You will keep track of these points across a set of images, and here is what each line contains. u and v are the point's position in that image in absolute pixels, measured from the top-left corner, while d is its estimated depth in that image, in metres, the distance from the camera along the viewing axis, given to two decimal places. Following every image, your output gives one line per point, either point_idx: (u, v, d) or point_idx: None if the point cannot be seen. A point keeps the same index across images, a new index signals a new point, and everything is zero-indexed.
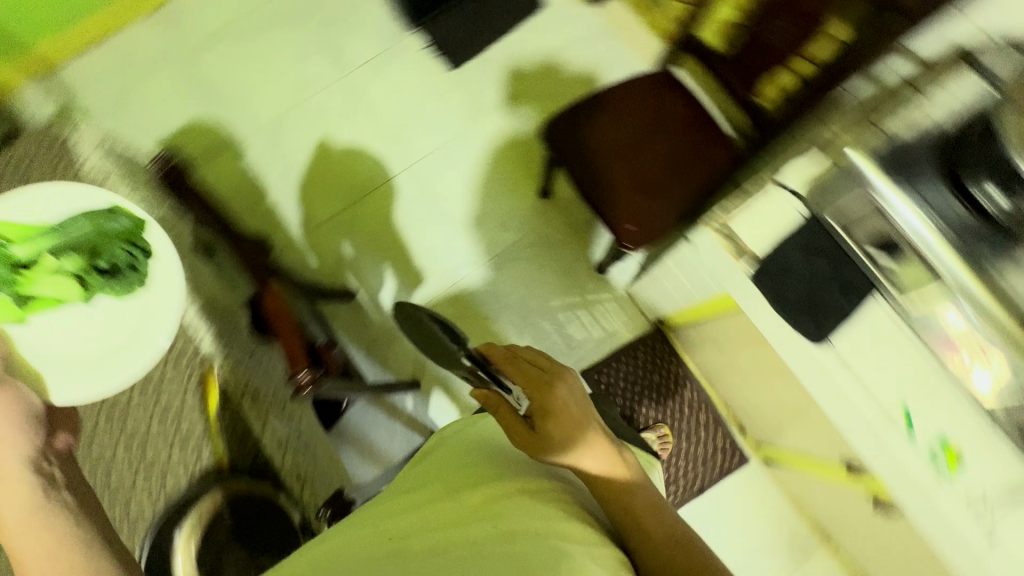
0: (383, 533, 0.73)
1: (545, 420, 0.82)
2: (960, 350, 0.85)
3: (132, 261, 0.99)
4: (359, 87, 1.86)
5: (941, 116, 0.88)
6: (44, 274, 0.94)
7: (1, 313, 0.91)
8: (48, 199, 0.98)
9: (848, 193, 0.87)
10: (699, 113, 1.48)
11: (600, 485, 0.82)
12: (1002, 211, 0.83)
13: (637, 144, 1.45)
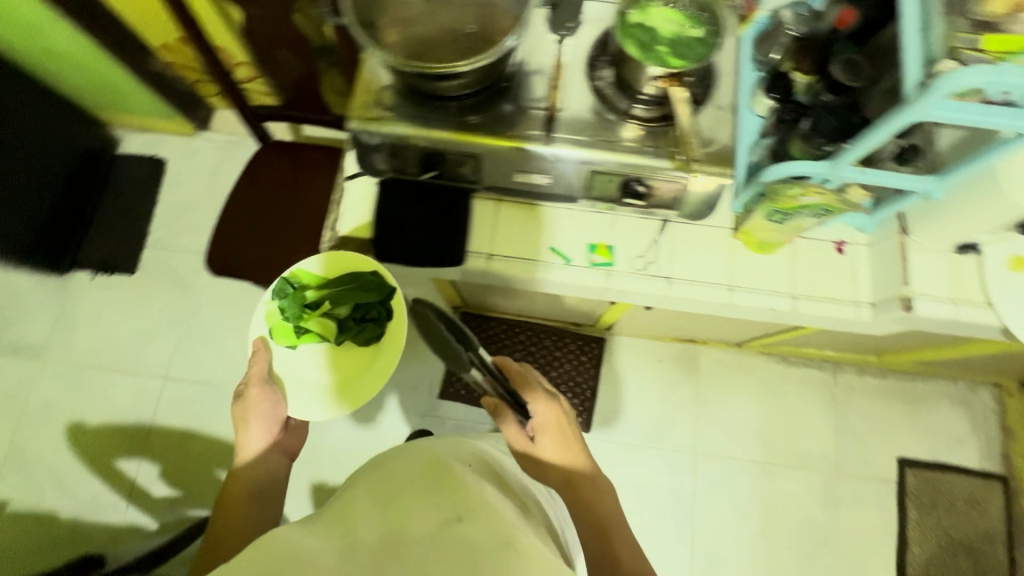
0: (352, 526, 0.66)
1: (542, 435, 0.90)
2: (732, 239, 0.91)
3: (371, 325, 1.04)
4: (155, 272, 1.77)
5: (498, 54, 0.75)
6: (318, 314, 1.05)
7: (281, 338, 1.05)
8: (340, 268, 1.04)
9: (416, 159, 0.88)
10: (323, 157, 1.37)
11: (579, 487, 0.87)
12: (644, 122, 0.83)
13: (276, 222, 1.32)
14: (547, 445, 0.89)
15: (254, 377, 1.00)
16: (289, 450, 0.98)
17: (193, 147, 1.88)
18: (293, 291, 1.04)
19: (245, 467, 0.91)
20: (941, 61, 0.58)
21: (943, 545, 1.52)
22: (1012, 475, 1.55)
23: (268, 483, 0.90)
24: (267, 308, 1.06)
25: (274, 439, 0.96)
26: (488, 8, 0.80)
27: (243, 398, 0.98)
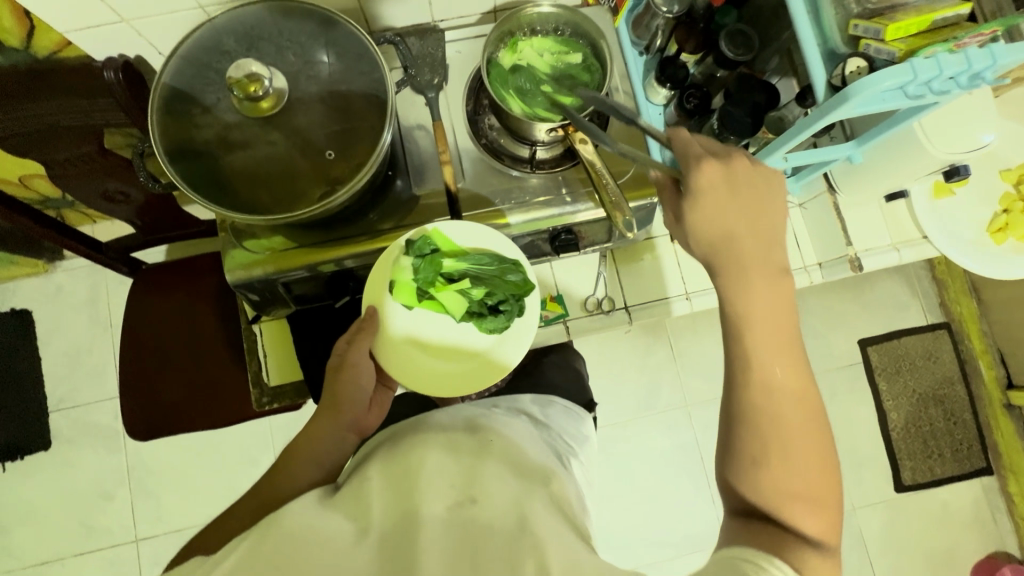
0: (368, 501, 0.53)
1: (696, 202, 0.55)
2: (672, 246, 0.91)
3: (496, 317, 0.73)
4: (73, 436, 1.53)
5: (379, 161, 0.63)
6: (454, 289, 0.72)
7: (397, 295, 0.71)
8: (479, 249, 0.72)
9: (323, 283, 0.78)
10: (190, 279, 1.15)
11: (761, 320, 0.53)
12: (550, 167, 0.75)
13: (184, 359, 1.13)
14: (709, 215, 0.54)
15: (353, 349, 0.68)
16: (360, 427, 0.66)
17: (55, 283, 1.59)
18: (426, 256, 0.70)
19: (318, 448, 0.62)
20: (845, 60, 0.53)
21: (915, 402, 1.61)
22: (956, 320, 1.61)
23: (323, 469, 0.62)
24: (387, 256, 0.72)
25: (342, 407, 0.65)
26: (339, 97, 0.64)
27: (341, 362, 0.67)
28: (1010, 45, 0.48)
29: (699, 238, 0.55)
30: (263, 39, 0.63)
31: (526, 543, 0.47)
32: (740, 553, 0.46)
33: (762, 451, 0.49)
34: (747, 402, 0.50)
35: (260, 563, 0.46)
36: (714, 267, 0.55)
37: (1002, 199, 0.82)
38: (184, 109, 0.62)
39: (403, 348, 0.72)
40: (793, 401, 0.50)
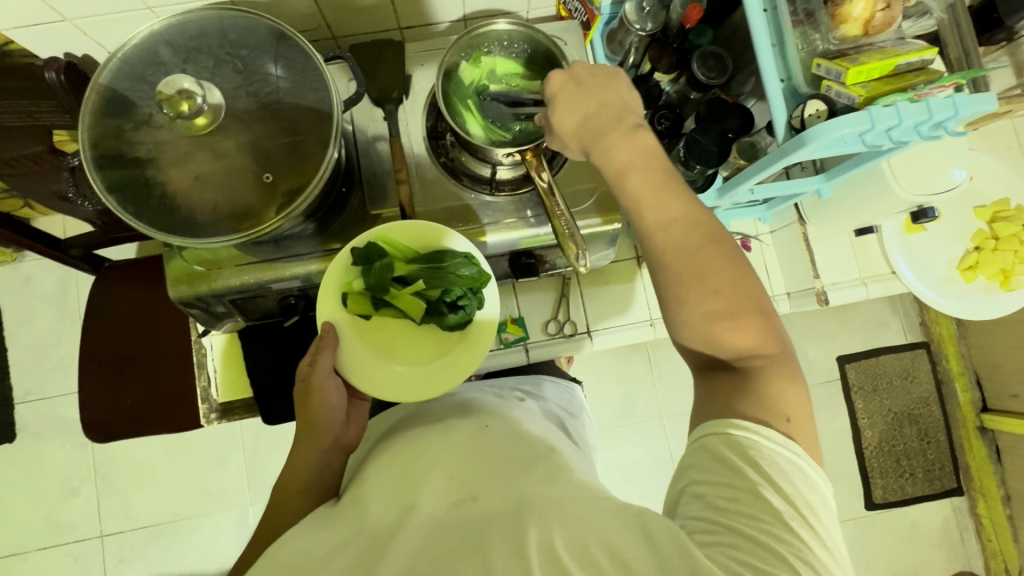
0: (366, 505, 0.50)
1: (555, 107, 0.56)
2: (641, 270, 0.89)
3: (458, 315, 0.67)
4: (42, 429, 1.47)
5: (326, 177, 0.60)
6: (410, 292, 0.67)
7: (350, 308, 0.66)
8: (432, 247, 0.67)
9: (274, 300, 0.75)
10: (151, 279, 1.10)
11: (639, 175, 0.52)
12: (511, 188, 0.73)
13: (142, 359, 1.08)
14: (569, 117, 0.55)
15: (317, 369, 0.62)
16: (342, 444, 0.61)
17: (23, 274, 1.53)
18: (375, 265, 0.64)
19: (300, 476, 0.57)
20: (806, 101, 0.51)
21: (889, 421, 1.48)
22: (934, 340, 1.51)
23: (315, 495, 0.57)
24: (337, 266, 0.66)
25: (320, 432, 0.59)
26: (285, 113, 0.61)
27: (307, 388, 0.61)
28: (974, 96, 0.46)
29: (568, 137, 0.56)
30: (201, 52, 0.60)
31: (528, 527, 0.43)
32: (708, 442, 0.46)
33: (680, 289, 0.49)
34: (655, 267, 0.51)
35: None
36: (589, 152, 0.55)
37: (974, 236, 0.81)
38: (116, 121, 0.58)
39: (369, 361, 0.66)
40: (695, 232, 0.49)
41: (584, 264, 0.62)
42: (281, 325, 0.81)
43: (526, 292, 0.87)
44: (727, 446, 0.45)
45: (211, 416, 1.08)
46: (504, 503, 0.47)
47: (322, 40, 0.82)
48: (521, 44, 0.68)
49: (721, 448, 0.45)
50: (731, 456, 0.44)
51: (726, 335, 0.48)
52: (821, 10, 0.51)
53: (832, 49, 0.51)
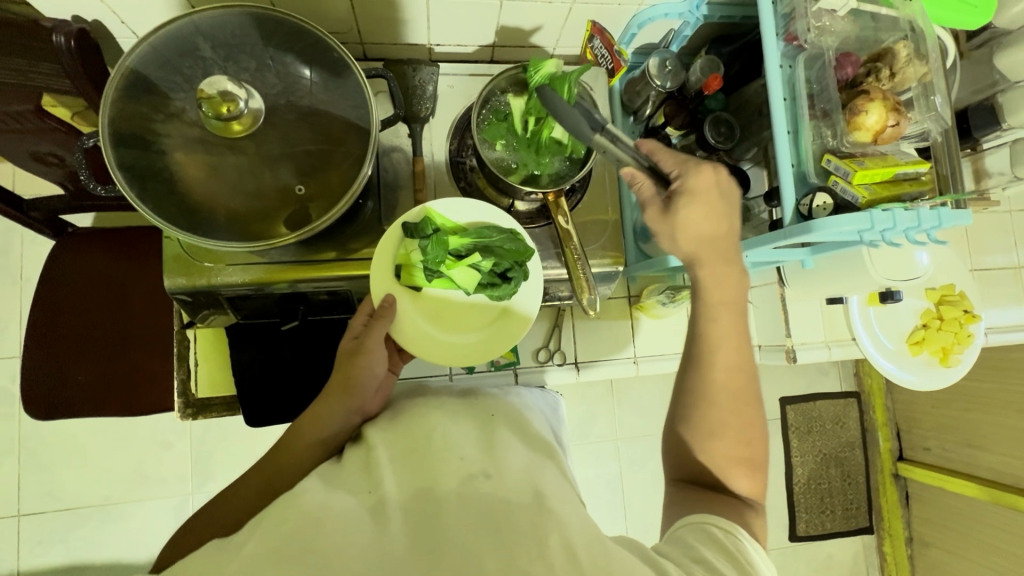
0: (378, 473, 0.49)
1: (693, 204, 0.59)
2: (631, 309, 0.95)
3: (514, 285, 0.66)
4: None
5: (355, 195, 0.59)
6: (465, 264, 0.65)
7: (403, 279, 0.65)
8: (478, 223, 0.67)
9: (272, 301, 0.74)
10: (123, 248, 1.01)
11: (724, 310, 0.59)
12: (527, 222, 0.75)
13: (96, 337, 0.98)
14: (696, 221, 0.59)
15: (371, 334, 0.62)
16: (367, 410, 0.61)
17: None
18: (428, 237, 0.63)
19: (323, 427, 0.58)
20: (815, 191, 0.56)
21: (818, 461, 1.46)
22: (864, 389, 1.53)
23: (329, 450, 0.58)
24: (387, 241, 0.66)
25: (354, 390, 0.59)
26: (316, 121, 0.61)
27: (358, 346, 0.61)
28: (955, 211, 0.52)
29: (686, 238, 0.60)
30: (244, 53, 0.59)
31: (546, 521, 0.43)
32: (711, 525, 0.49)
33: (716, 425, 0.55)
34: (705, 394, 0.56)
35: (275, 535, 0.40)
36: (693, 262, 0.60)
37: (922, 314, 0.92)
38: (144, 111, 0.56)
39: (419, 327, 0.65)
40: (744, 389, 0.57)
41: (598, 308, 0.67)
42: (276, 326, 0.80)
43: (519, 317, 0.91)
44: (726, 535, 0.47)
45: (186, 412, 1.02)
46: (519, 493, 0.47)
47: (349, 43, 0.81)
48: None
49: (716, 532, 0.48)
50: (725, 542, 0.47)
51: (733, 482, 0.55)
52: (837, 113, 0.57)
53: (842, 149, 0.57)
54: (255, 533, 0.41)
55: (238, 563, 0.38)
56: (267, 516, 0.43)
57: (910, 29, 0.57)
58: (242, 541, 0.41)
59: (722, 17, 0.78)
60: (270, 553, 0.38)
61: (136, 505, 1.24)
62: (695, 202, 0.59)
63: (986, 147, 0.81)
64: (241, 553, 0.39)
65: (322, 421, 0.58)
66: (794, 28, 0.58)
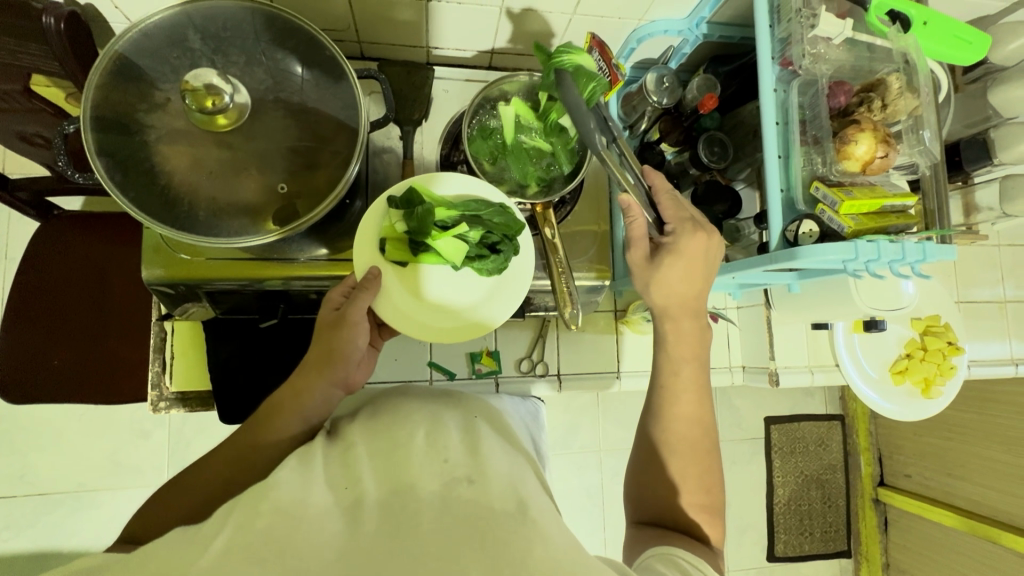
0: (357, 470, 0.47)
1: (673, 262, 0.60)
2: (617, 324, 0.94)
3: (503, 259, 0.64)
4: None
5: (342, 193, 0.59)
6: (451, 235, 0.61)
7: (388, 254, 0.62)
8: (466, 197, 0.64)
9: (253, 298, 0.73)
10: (108, 234, 0.99)
11: (687, 362, 0.60)
12: None
13: (73, 323, 0.96)
14: (676, 279, 0.60)
15: (352, 306, 0.59)
16: (349, 383, 0.60)
17: None
18: (413, 210, 0.61)
19: (303, 402, 0.56)
20: (801, 218, 0.56)
21: (800, 482, 1.45)
22: (848, 413, 1.52)
23: (309, 424, 0.56)
24: (370, 216, 0.63)
25: (335, 363, 0.58)
26: (307, 118, 0.60)
27: (339, 318, 0.59)
28: (940, 246, 0.52)
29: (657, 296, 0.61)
30: (235, 46, 0.58)
31: (529, 530, 0.41)
32: (676, 556, 0.48)
33: (676, 471, 0.56)
34: (662, 442, 0.57)
35: (247, 528, 0.38)
36: (661, 315, 0.62)
37: (907, 343, 0.92)
38: (129, 100, 0.55)
39: (406, 304, 0.62)
40: (703, 438, 0.58)
41: (577, 322, 0.65)
42: (257, 323, 0.79)
43: (504, 326, 0.91)
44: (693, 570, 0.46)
45: (160, 404, 1.02)
46: (503, 501, 0.45)
47: (346, 41, 0.80)
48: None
49: (681, 561, 0.47)
50: (691, 571, 0.46)
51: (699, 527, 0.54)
52: (828, 140, 0.57)
53: (831, 177, 0.57)
54: (225, 525, 0.39)
55: (204, 560, 0.36)
56: (239, 503, 0.41)
57: (903, 61, 0.57)
58: (214, 531, 0.39)
59: (721, 37, 0.78)
60: (246, 545, 0.37)
61: (108, 493, 1.22)
62: (688, 263, 0.61)
63: (976, 181, 0.82)
64: (209, 547, 0.37)
65: (302, 398, 0.56)
66: (789, 53, 0.58)
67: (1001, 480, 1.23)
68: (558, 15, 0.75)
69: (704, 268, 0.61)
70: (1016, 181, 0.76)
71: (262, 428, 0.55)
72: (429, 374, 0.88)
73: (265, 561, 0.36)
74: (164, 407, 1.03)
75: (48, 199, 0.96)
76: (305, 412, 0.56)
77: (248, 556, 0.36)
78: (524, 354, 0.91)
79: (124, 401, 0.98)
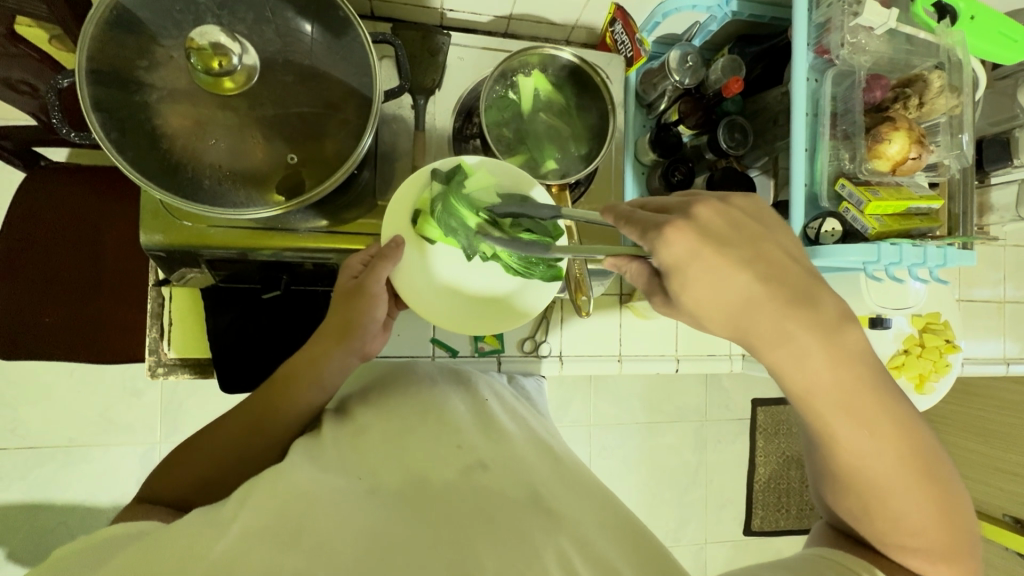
0: (371, 457, 0.47)
1: (687, 286, 0.43)
2: (621, 307, 0.94)
3: (540, 270, 0.61)
4: None
5: (353, 166, 0.56)
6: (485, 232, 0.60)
7: (420, 226, 0.60)
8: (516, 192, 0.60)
9: (255, 268, 0.71)
10: (98, 189, 0.95)
11: (829, 393, 0.44)
12: None
13: (63, 281, 0.94)
14: (703, 295, 0.43)
15: (369, 276, 0.58)
16: (364, 350, 0.61)
17: None
18: (454, 195, 0.59)
19: (322, 370, 0.57)
20: (824, 216, 0.55)
21: (782, 462, 1.46)
22: None
23: (326, 390, 0.57)
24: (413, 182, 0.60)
25: (351, 334, 0.58)
26: (318, 84, 0.57)
27: (357, 288, 0.58)
28: (960, 252, 0.52)
29: (709, 323, 0.44)
30: (241, 2, 0.54)
31: (542, 524, 0.41)
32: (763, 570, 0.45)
33: (860, 504, 0.47)
34: (852, 486, 0.47)
35: (265, 512, 0.37)
36: (749, 348, 0.44)
37: (906, 339, 0.92)
38: (128, 55, 0.52)
39: (426, 291, 0.61)
40: (907, 468, 0.46)
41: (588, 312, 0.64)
42: (257, 293, 0.78)
43: None
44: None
45: (158, 370, 0.99)
46: (516, 489, 0.45)
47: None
48: (577, 81, 0.69)
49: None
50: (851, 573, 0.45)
51: (905, 558, 0.47)
52: (859, 136, 0.55)
53: (858, 176, 0.55)
54: (244, 508, 0.38)
55: (221, 535, 0.35)
56: (256, 485, 0.40)
57: (946, 58, 0.55)
58: (230, 512, 0.38)
59: (750, 16, 0.75)
60: (265, 532, 0.36)
61: (101, 448, 1.22)
62: (701, 282, 0.42)
63: (994, 182, 0.81)
64: (226, 524, 0.36)
65: (319, 368, 0.57)
66: (826, 40, 0.56)
67: (974, 468, 1.27)
68: None
69: (730, 268, 0.42)
70: None
71: (279, 395, 0.56)
72: (429, 348, 0.87)
73: (282, 541, 0.35)
74: (161, 373, 0.99)
75: (36, 148, 0.91)
76: (322, 382, 0.57)
77: (266, 539, 0.35)
78: (525, 333, 0.91)
79: (119, 360, 0.97)
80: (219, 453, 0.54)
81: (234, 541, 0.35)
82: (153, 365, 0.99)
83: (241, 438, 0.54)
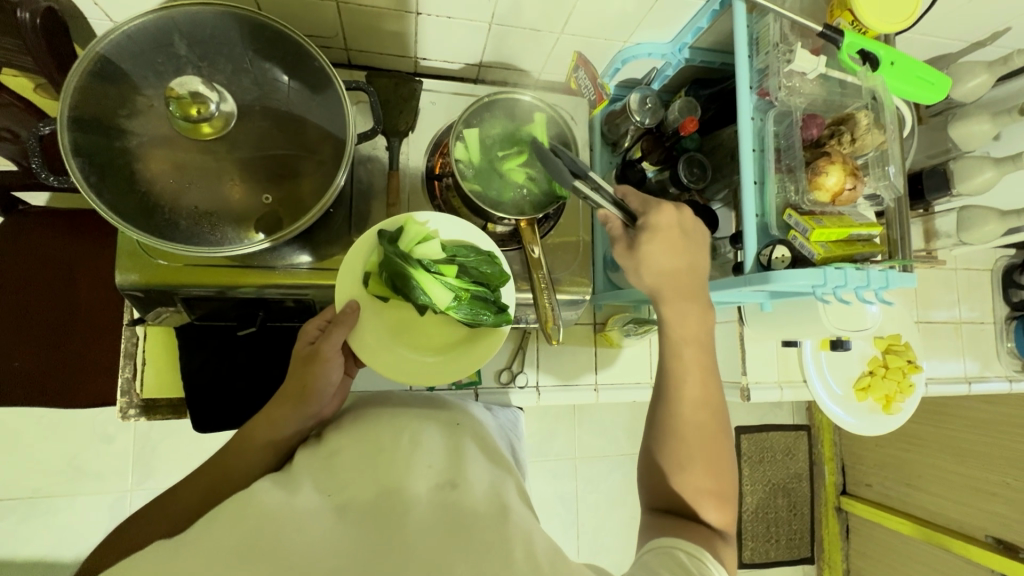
0: (342, 477, 0.47)
1: (653, 240, 0.61)
2: (595, 336, 0.96)
3: (491, 317, 0.63)
4: None
5: (328, 204, 0.59)
6: (438, 282, 0.62)
7: (371, 287, 0.61)
8: (457, 240, 0.65)
9: (233, 305, 0.72)
10: (72, 231, 0.95)
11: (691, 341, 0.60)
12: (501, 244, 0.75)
13: (33, 324, 0.92)
14: (660, 256, 0.61)
15: (326, 340, 0.58)
16: (320, 415, 0.59)
17: None
18: (402, 252, 0.61)
19: (275, 434, 0.55)
20: (774, 243, 0.58)
21: (768, 490, 1.43)
22: (814, 424, 1.51)
23: (280, 454, 0.56)
24: (364, 245, 0.62)
25: (306, 400, 0.57)
26: (295, 126, 0.60)
27: (310, 354, 0.58)
28: (901, 274, 0.56)
29: (647, 270, 0.62)
30: (221, 55, 0.58)
31: (513, 535, 0.41)
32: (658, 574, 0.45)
33: (685, 456, 0.56)
34: (670, 424, 0.57)
35: (230, 536, 0.36)
36: (656, 298, 0.62)
37: (870, 361, 0.97)
38: (110, 105, 0.54)
39: (386, 348, 0.61)
40: (710, 418, 0.58)
41: (558, 339, 0.64)
42: (234, 331, 0.78)
43: None
44: (688, 557, 0.48)
45: (129, 412, 0.98)
46: (484, 506, 0.45)
47: (333, 48, 0.80)
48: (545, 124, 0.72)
49: (682, 557, 0.48)
50: (690, 565, 0.47)
51: (702, 513, 0.54)
52: (800, 170, 0.60)
53: (802, 207, 0.60)
54: (207, 532, 0.37)
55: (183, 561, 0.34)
56: (215, 514, 0.40)
57: (872, 98, 0.61)
58: (193, 538, 0.37)
59: (702, 62, 0.81)
60: (228, 550, 0.35)
61: (68, 498, 1.17)
62: (671, 238, 0.61)
63: (936, 210, 0.87)
64: (184, 551, 0.35)
65: (272, 435, 0.55)
66: (766, 84, 0.61)
67: (952, 489, 1.28)
68: (546, 33, 0.77)
69: (677, 239, 0.62)
70: (972, 212, 0.81)
71: (228, 465, 0.54)
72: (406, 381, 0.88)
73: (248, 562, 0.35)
74: (138, 416, 0.98)
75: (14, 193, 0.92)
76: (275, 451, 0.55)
77: (228, 563, 0.34)
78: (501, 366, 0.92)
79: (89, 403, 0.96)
80: (168, 519, 0.50)
81: (196, 563, 0.34)
82: (125, 410, 0.98)
83: (201, 505, 0.51)
